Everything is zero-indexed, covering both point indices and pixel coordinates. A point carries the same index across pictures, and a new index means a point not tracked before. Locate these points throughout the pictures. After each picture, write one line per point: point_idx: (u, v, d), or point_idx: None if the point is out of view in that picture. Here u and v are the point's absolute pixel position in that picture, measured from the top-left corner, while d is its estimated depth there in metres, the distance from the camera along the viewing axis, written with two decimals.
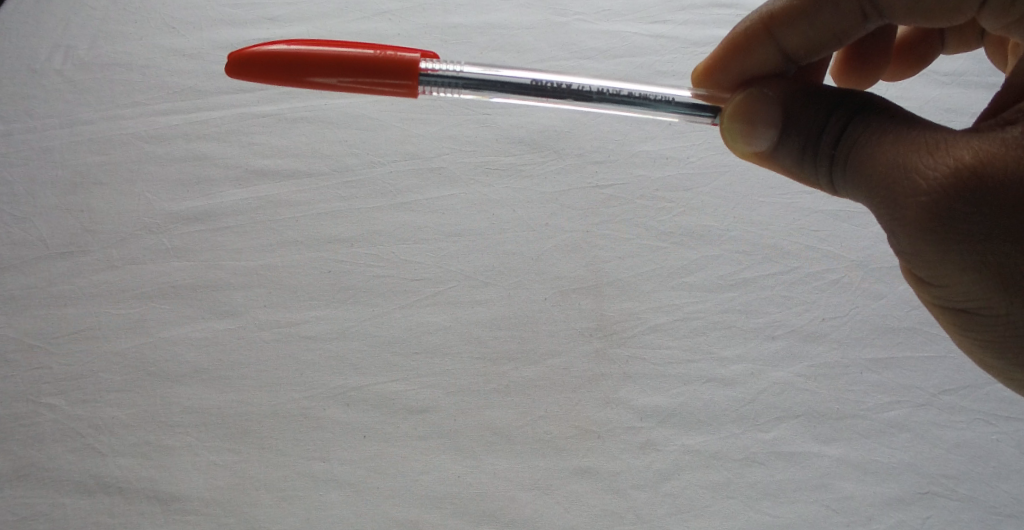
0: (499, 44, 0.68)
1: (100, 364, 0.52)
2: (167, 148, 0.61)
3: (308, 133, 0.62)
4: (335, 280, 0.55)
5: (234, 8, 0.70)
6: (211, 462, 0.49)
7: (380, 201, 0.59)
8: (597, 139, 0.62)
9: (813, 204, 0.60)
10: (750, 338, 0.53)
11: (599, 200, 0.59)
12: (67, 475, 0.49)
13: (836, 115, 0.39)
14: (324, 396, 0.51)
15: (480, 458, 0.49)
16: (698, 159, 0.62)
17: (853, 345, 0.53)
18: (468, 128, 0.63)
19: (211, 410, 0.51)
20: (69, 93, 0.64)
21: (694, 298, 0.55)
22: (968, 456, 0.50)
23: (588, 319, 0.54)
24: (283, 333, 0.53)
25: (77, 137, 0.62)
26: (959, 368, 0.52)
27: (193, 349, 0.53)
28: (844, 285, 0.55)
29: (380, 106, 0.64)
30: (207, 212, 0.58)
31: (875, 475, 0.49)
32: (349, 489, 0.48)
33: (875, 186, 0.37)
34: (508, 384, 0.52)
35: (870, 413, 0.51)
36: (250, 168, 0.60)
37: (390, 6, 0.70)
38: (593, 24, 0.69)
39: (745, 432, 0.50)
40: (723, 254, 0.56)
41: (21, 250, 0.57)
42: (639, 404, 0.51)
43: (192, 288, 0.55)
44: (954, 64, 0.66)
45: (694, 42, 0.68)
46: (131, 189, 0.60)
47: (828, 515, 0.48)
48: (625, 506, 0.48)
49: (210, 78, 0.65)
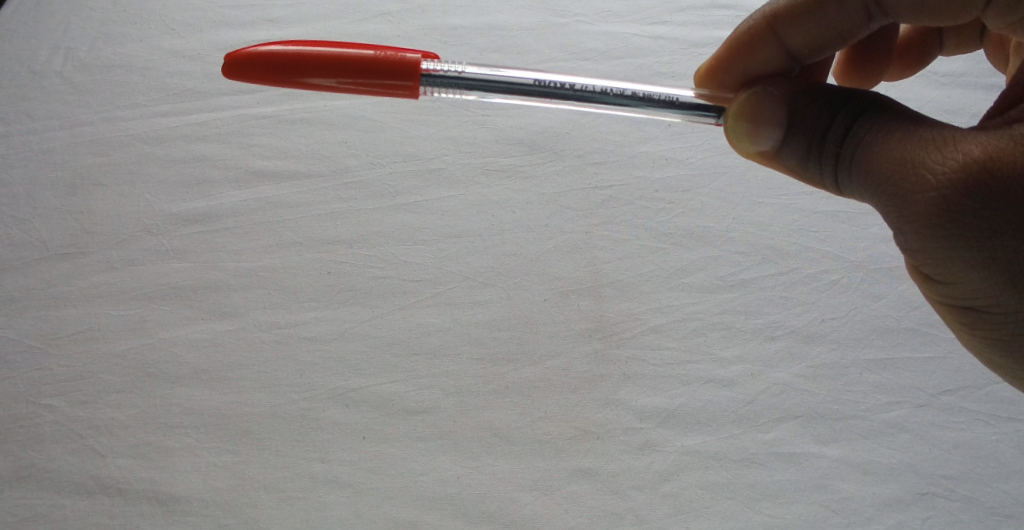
0: (498, 45, 0.68)
1: (102, 365, 0.52)
2: (167, 149, 0.62)
3: (308, 134, 0.62)
4: (335, 281, 0.55)
5: (234, 10, 0.70)
6: (211, 463, 0.49)
7: (380, 202, 0.59)
8: (596, 140, 0.62)
9: (812, 204, 0.60)
10: (750, 339, 0.53)
11: (598, 201, 0.59)
12: (67, 475, 0.49)
13: (842, 115, 0.39)
14: (324, 396, 0.51)
15: (479, 458, 0.49)
16: (698, 159, 0.61)
17: (853, 346, 0.53)
18: (468, 129, 0.63)
19: (212, 411, 0.51)
20: (69, 95, 0.64)
21: (694, 298, 0.55)
22: (968, 457, 0.50)
23: (588, 319, 0.54)
24: (283, 334, 0.53)
25: (77, 138, 0.62)
26: (959, 368, 0.52)
27: (194, 349, 0.53)
28: (844, 286, 0.55)
29: (380, 107, 0.64)
30: (208, 213, 0.59)
31: (875, 476, 0.49)
32: (350, 489, 0.48)
33: (882, 185, 0.37)
34: (508, 385, 0.52)
35: (869, 413, 0.51)
36: (251, 169, 0.60)
37: (390, 7, 0.70)
38: (593, 25, 0.69)
39: (745, 432, 0.50)
40: (722, 255, 0.57)
41: (21, 251, 0.57)
42: (639, 405, 0.51)
43: (192, 289, 0.55)
44: (954, 64, 0.66)
45: (694, 43, 0.68)
46: (131, 190, 0.60)
47: (828, 516, 0.48)
48: (624, 507, 0.48)
49: (209, 79, 0.65)
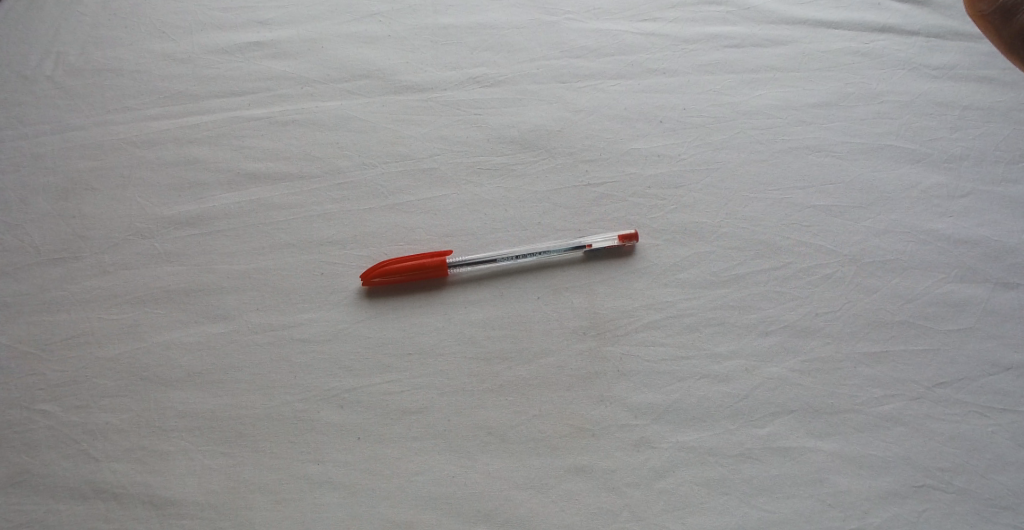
0: (489, 43, 0.68)
1: (95, 370, 0.52)
2: (159, 153, 0.62)
3: (300, 136, 0.62)
4: (329, 282, 0.56)
5: (223, 12, 0.70)
6: (207, 467, 0.49)
7: (372, 202, 0.59)
8: (587, 137, 0.62)
9: (805, 198, 0.59)
10: (743, 335, 0.53)
11: (590, 199, 0.60)
12: (62, 481, 0.49)
13: None
14: (318, 397, 0.51)
15: (474, 457, 0.49)
16: (690, 156, 0.61)
17: (846, 340, 0.53)
18: (459, 128, 0.63)
19: (206, 414, 0.51)
20: (60, 99, 0.64)
21: (687, 295, 0.55)
22: (964, 449, 0.49)
23: (581, 317, 0.54)
24: (277, 336, 0.53)
25: (69, 142, 0.62)
26: (953, 361, 0.52)
27: (187, 353, 0.53)
28: (836, 280, 0.56)
29: (372, 107, 0.64)
30: (200, 215, 0.58)
31: (870, 469, 0.49)
32: (344, 490, 0.48)
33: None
34: (503, 383, 0.52)
35: (864, 407, 0.51)
36: (243, 171, 0.60)
37: (381, 7, 0.70)
38: (583, 22, 0.69)
39: (740, 428, 0.50)
40: (715, 251, 0.57)
41: (14, 257, 0.57)
42: (633, 402, 0.51)
43: (185, 293, 0.55)
44: (945, 57, 0.66)
45: (686, 39, 0.68)
46: (124, 194, 0.60)
47: (825, 510, 0.47)
48: (620, 504, 0.48)
49: (201, 82, 0.65)
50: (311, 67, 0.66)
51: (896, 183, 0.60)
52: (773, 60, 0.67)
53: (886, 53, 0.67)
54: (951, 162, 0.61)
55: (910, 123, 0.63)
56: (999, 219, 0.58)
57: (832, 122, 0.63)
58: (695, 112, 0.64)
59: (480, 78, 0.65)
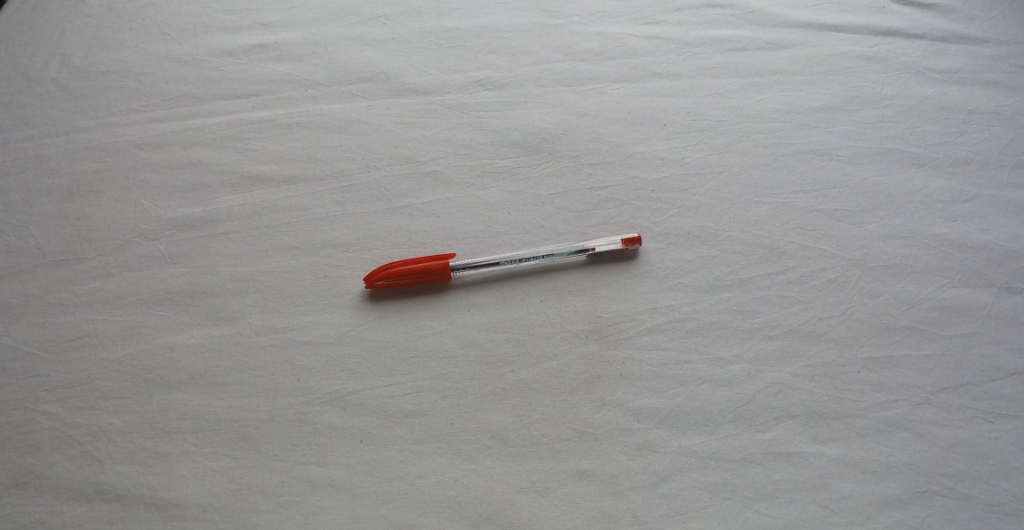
0: (493, 47, 0.68)
1: (99, 371, 0.52)
2: (163, 155, 0.62)
3: (304, 138, 0.62)
4: (331, 285, 0.56)
5: (228, 15, 0.70)
6: (210, 469, 0.49)
7: (375, 205, 0.59)
8: (591, 140, 0.62)
9: (809, 202, 0.59)
10: (746, 340, 0.53)
11: (593, 202, 0.60)
12: (66, 482, 0.49)
13: None
14: (320, 401, 0.51)
15: (476, 460, 0.49)
16: (693, 159, 0.61)
17: (850, 345, 0.53)
18: (463, 131, 0.63)
19: (209, 416, 0.51)
20: (65, 101, 0.64)
21: (690, 299, 0.55)
22: (967, 455, 0.49)
23: (584, 321, 0.54)
24: (279, 339, 0.53)
25: (74, 144, 0.62)
26: (957, 366, 0.52)
27: (190, 355, 0.53)
28: (840, 285, 0.55)
29: (375, 110, 0.64)
30: (203, 217, 0.59)
31: (873, 474, 0.49)
32: (346, 493, 0.48)
33: None
34: (505, 387, 0.52)
35: (867, 412, 0.51)
36: (247, 174, 0.61)
37: (385, 9, 0.70)
38: (587, 26, 0.69)
39: (743, 433, 0.50)
40: (718, 255, 0.57)
41: (19, 258, 0.57)
42: (636, 406, 0.51)
43: (189, 295, 0.55)
44: (950, 61, 0.66)
45: (690, 42, 0.68)
46: (128, 196, 0.60)
47: (828, 515, 0.47)
48: (622, 508, 0.48)
49: (205, 84, 0.65)
50: (315, 70, 0.66)
51: (900, 188, 0.60)
52: (777, 64, 0.67)
53: (890, 56, 0.67)
54: (956, 166, 0.60)
55: (914, 127, 0.63)
56: (1004, 224, 0.58)
57: (836, 126, 0.63)
58: (699, 115, 0.64)
59: (484, 81, 0.65)
